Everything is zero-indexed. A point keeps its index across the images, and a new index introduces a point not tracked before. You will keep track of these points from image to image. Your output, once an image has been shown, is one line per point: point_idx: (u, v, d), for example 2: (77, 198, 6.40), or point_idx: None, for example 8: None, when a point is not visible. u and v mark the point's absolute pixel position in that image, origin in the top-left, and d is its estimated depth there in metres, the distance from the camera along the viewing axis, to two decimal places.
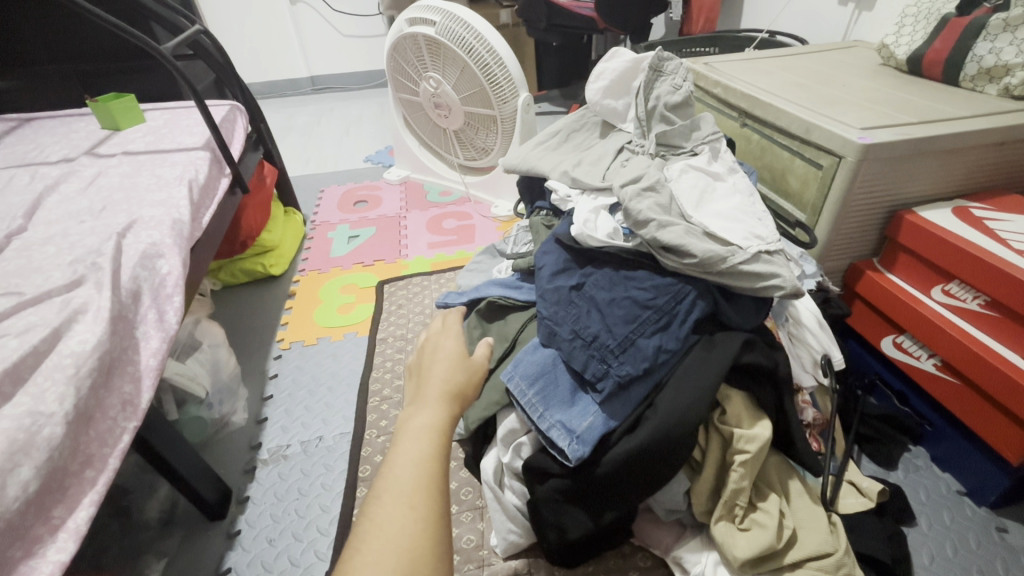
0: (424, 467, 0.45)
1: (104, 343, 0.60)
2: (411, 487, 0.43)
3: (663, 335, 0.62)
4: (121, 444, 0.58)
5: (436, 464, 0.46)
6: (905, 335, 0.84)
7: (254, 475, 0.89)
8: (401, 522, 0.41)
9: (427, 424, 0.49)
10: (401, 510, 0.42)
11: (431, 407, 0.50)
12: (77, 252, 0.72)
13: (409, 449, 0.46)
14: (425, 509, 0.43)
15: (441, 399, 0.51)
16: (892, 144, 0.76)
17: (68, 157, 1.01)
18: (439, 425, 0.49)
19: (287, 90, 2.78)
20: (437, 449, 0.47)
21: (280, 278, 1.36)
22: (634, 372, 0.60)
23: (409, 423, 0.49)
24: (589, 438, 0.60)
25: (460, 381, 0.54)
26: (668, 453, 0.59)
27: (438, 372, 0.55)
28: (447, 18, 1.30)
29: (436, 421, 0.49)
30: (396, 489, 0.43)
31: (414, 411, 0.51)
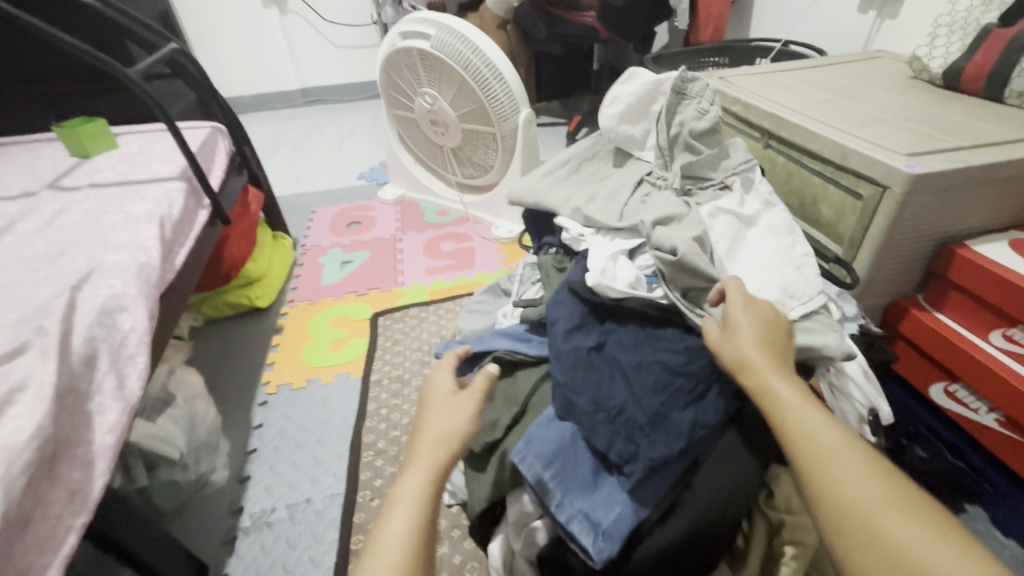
0: (407, 549, 0.41)
1: (45, 430, 0.51)
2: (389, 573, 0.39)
3: (699, 407, 0.52)
4: (64, 551, 0.49)
5: (419, 545, 0.42)
6: (958, 383, 0.75)
7: (234, 548, 0.79)
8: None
9: (414, 493, 0.44)
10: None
11: (417, 470, 0.46)
12: (24, 309, 0.64)
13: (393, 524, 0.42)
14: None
15: (433, 462, 0.47)
16: (945, 173, 0.67)
17: (29, 190, 0.93)
18: (426, 497, 0.44)
19: (277, 103, 2.69)
20: (423, 527, 0.43)
21: (268, 310, 1.27)
22: (667, 453, 0.50)
23: (396, 491, 0.45)
24: (615, 534, 0.50)
25: (460, 437, 0.49)
26: (707, 547, 0.52)
27: (434, 426, 0.50)
28: (443, 31, 1.22)
29: (425, 491, 0.45)
30: (371, 574, 0.39)
31: (404, 474, 0.46)
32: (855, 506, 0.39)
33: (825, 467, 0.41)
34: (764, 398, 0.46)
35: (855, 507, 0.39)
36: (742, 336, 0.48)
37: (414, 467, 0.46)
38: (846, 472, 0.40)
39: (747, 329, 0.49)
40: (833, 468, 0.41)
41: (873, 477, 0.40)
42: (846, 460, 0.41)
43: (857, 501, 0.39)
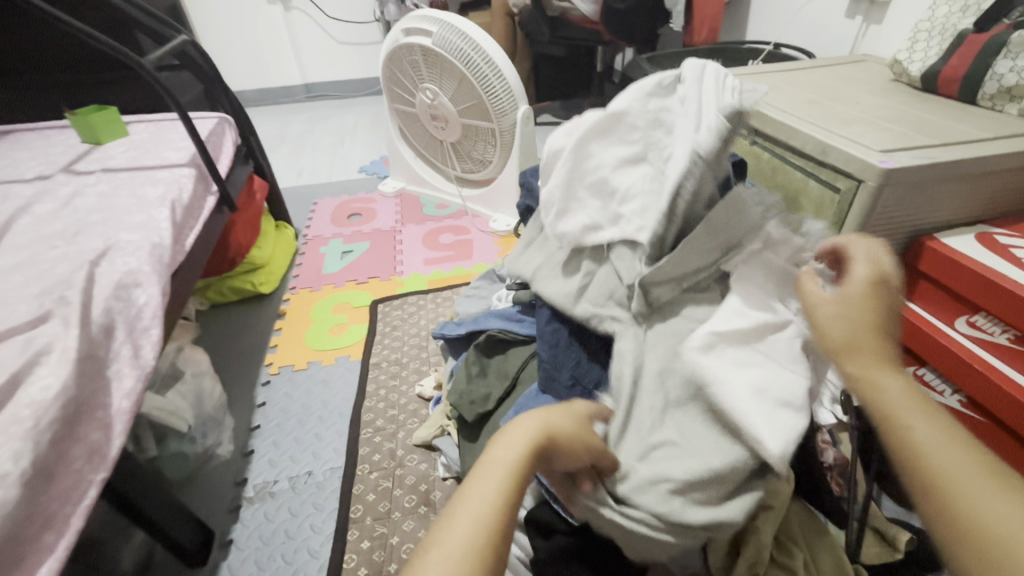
0: (492, 522, 0.36)
1: (69, 389, 0.55)
2: (468, 542, 0.35)
3: None
4: (87, 501, 0.53)
5: (504, 522, 0.36)
6: (927, 367, 0.79)
7: (239, 516, 0.83)
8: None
9: (507, 462, 0.39)
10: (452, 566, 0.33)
11: (517, 446, 0.40)
12: (46, 282, 0.67)
13: (480, 489, 0.37)
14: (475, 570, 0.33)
15: (530, 437, 0.41)
16: (915, 168, 0.71)
17: (44, 174, 0.96)
18: (520, 474, 0.39)
19: (280, 98, 2.72)
20: (513, 505, 0.37)
21: (270, 296, 1.31)
22: None
23: (489, 455, 0.40)
24: None
25: (559, 425, 0.43)
26: None
27: (540, 409, 0.44)
28: (445, 28, 1.26)
29: (520, 464, 0.39)
30: (453, 542, 0.35)
31: (496, 440, 0.41)
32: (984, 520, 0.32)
33: (940, 470, 0.34)
34: (867, 387, 0.39)
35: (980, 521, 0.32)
36: (838, 311, 0.43)
37: (512, 436, 0.41)
38: (953, 464, 0.34)
39: (853, 303, 0.43)
40: (952, 468, 0.34)
41: (999, 486, 0.32)
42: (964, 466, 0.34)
43: (987, 517, 0.32)
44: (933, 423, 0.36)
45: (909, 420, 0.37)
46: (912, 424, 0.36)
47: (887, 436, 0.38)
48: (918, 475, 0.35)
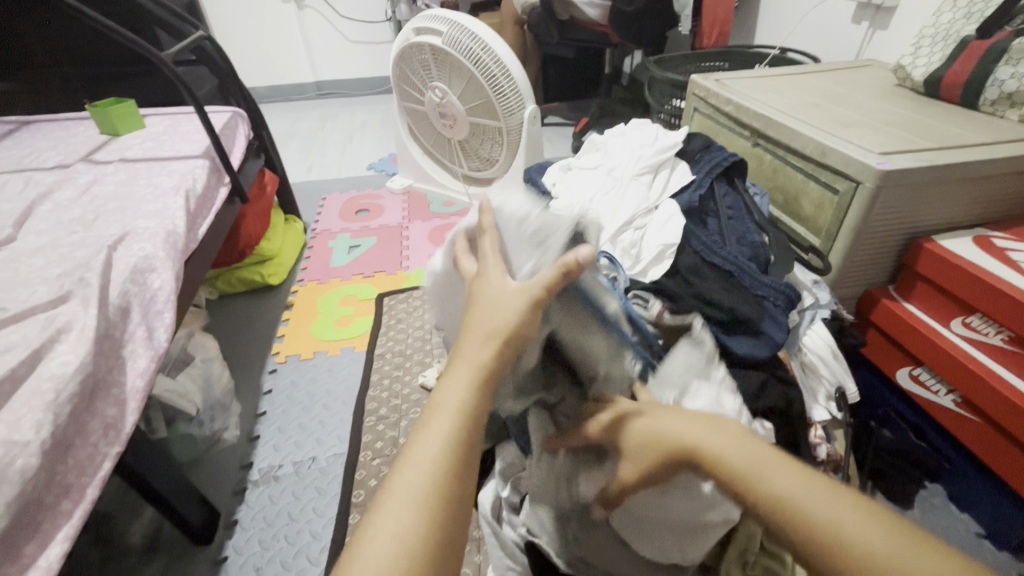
0: (450, 463, 0.38)
1: (87, 365, 0.57)
2: (429, 481, 0.37)
3: None
4: (102, 473, 0.55)
5: (459, 459, 0.38)
6: (922, 367, 0.80)
7: (244, 498, 0.86)
8: (406, 529, 0.35)
9: (459, 400, 0.40)
10: (415, 514, 0.36)
11: (463, 373, 0.41)
12: (65, 265, 0.70)
13: (431, 436, 0.39)
14: (440, 510, 0.36)
15: (481, 365, 0.41)
16: (912, 170, 0.73)
17: (63, 163, 0.99)
18: (473, 408, 0.40)
19: (291, 95, 2.75)
20: (468, 440, 0.39)
21: (278, 288, 1.34)
22: None
23: (439, 395, 0.41)
24: None
25: (510, 334, 0.42)
26: None
27: (487, 321, 0.43)
28: (455, 28, 1.28)
29: (471, 401, 0.40)
30: (407, 486, 0.37)
31: (447, 377, 0.42)
32: (876, 553, 0.34)
33: (822, 519, 0.37)
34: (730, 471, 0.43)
35: (877, 560, 0.34)
36: (665, 416, 0.48)
37: (463, 371, 0.41)
38: (826, 510, 0.37)
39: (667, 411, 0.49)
40: (827, 516, 0.37)
41: (862, 515, 0.36)
42: (838, 509, 0.37)
43: (873, 552, 0.34)
44: (793, 475, 0.40)
45: (772, 479, 0.40)
46: (775, 485, 0.39)
47: (767, 514, 0.39)
48: (809, 538, 0.37)
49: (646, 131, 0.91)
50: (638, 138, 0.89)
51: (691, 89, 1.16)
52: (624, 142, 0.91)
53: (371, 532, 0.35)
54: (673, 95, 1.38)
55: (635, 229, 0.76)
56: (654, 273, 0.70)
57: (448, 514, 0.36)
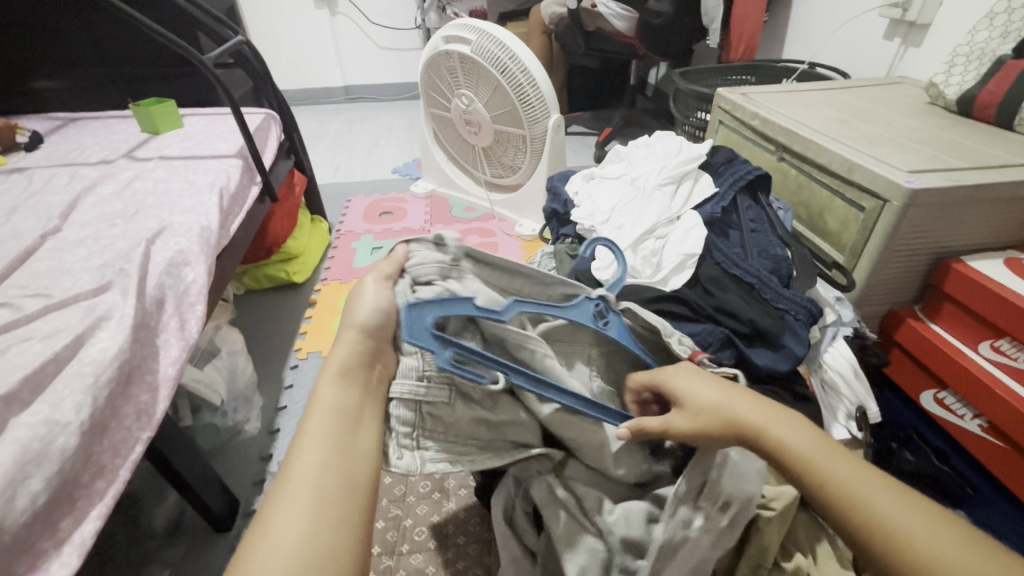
0: (338, 465, 0.38)
1: (125, 352, 0.60)
2: (316, 478, 0.37)
3: None
4: (133, 455, 0.57)
5: (346, 447, 0.40)
6: (948, 390, 0.78)
7: (263, 488, 0.88)
8: (303, 520, 0.35)
9: (338, 402, 0.42)
10: (305, 506, 0.36)
11: (334, 378, 0.43)
12: (107, 256, 0.74)
13: (311, 447, 0.39)
14: (336, 499, 0.37)
15: (351, 372, 0.44)
16: (941, 189, 0.72)
17: (107, 159, 1.04)
18: (350, 406, 0.42)
19: (320, 98, 2.82)
20: (349, 437, 0.40)
21: (302, 286, 1.37)
22: None
23: (314, 400, 0.42)
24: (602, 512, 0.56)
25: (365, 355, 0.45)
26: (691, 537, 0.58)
27: (342, 343, 0.45)
28: (483, 37, 1.31)
29: (350, 399, 0.42)
30: (299, 487, 0.37)
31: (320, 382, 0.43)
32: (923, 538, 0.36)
33: (881, 512, 0.37)
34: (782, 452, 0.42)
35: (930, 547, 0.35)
36: (714, 388, 0.47)
37: (332, 378, 0.43)
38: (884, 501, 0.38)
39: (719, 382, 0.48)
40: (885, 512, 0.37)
41: (905, 503, 0.38)
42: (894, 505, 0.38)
43: (927, 537, 0.36)
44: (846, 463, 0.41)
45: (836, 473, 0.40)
46: (831, 470, 0.40)
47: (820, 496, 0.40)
48: (869, 530, 0.37)
49: (670, 142, 0.91)
50: (661, 148, 0.90)
51: (716, 102, 1.16)
52: (647, 152, 0.91)
53: (257, 543, 0.34)
54: (697, 108, 1.38)
55: (657, 238, 0.77)
56: (675, 282, 0.71)
57: (339, 500, 0.37)
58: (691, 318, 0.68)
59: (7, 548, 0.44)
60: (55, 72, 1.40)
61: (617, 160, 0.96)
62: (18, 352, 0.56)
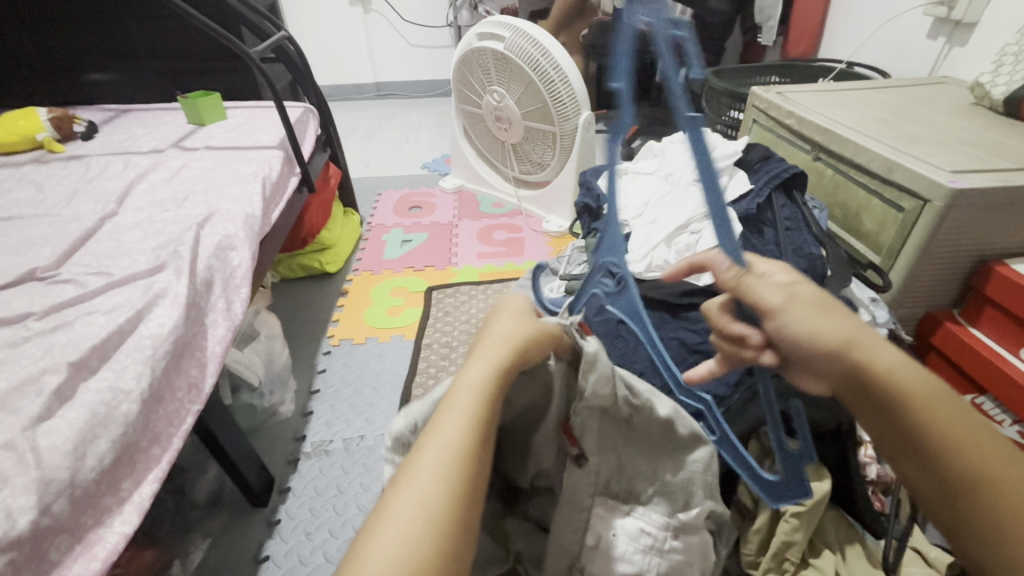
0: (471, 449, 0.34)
1: (179, 328, 0.64)
2: (450, 469, 0.33)
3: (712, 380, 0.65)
4: (185, 426, 0.60)
5: (482, 437, 0.35)
6: (986, 396, 0.76)
7: (296, 467, 0.91)
8: (427, 511, 0.31)
9: (479, 386, 0.38)
10: (439, 501, 0.31)
11: (486, 362, 0.39)
12: (160, 239, 0.78)
13: (449, 428, 0.35)
14: (461, 492, 0.32)
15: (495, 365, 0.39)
16: (986, 190, 0.70)
17: (158, 148, 1.09)
18: (491, 397, 0.38)
19: (352, 94, 2.88)
20: (485, 439, 0.36)
21: (335, 276, 1.41)
22: None
23: (461, 377, 0.39)
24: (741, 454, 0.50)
25: (510, 355, 0.41)
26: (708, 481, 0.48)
27: (489, 340, 0.42)
28: (517, 34, 1.32)
29: (494, 384, 0.38)
30: (433, 459, 0.33)
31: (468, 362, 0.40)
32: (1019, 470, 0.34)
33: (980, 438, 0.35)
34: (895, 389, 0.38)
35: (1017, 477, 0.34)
36: (804, 316, 0.41)
37: (478, 362, 0.39)
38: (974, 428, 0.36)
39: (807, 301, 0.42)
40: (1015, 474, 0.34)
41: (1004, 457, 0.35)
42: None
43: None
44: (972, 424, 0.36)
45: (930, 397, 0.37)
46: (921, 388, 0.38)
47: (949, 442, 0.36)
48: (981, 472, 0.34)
49: (705, 138, 0.91)
50: (696, 145, 0.90)
51: (751, 100, 1.16)
52: (681, 149, 0.92)
53: (385, 519, 0.30)
54: (730, 107, 1.37)
55: (690, 233, 0.76)
56: (708, 277, 0.71)
57: (471, 507, 0.32)
58: None
59: (78, 502, 0.47)
60: (109, 66, 1.47)
61: (650, 156, 0.97)
62: (85, 325, 0.60)
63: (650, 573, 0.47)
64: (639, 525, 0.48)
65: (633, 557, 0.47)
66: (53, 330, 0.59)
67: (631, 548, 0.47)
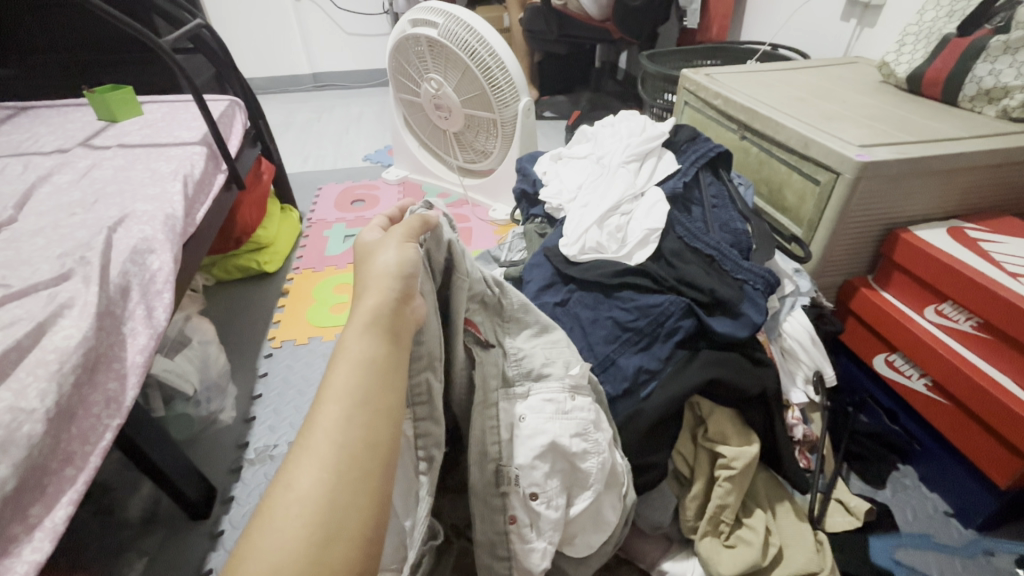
0: (362, 422, 0.33)
1: (90, 339, 0.59)
2: (337, 459, 0.31)
3: (644, 355, 0.66)
4: (103, 443, 0.56)
5: (383, 404, 0.34)
6: (897, 353, 0.82)
7: (239, 475, 0.88)
8: (316, 504, 0.29)
9: (365, 357, 0.36)
10: (320, 485, 0.30)
11: (365, 333, 0.37)
12: (67, 245, 0.72)
13: (329, 408, 0.33)
14: (357, 473, 0.31)
15: (380, 322, 0.37)
16: (889, 162, 0.75)
17: (63, 148, 1.01)
18: (381, 361, 0.36)
19: (288, 86, 2.76)
20: (375, 409, 0.34)
21: (274, 276, 1.35)
22: (613, 391, 0.65)
23: (341, 347, 0.36)
24: (745, 320, 0.66)
25: (396, 302, 0.39)
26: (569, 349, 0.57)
27: (372, 288, 0.39)
28: (451, 20, 1.29)
29: (380, 355, 0.36)
30: (318, 444, 0.31)
31: (347, 330, 0.37)
32: None
33: None
34: None
35: None
36: None
37: (361, 326, 0.37)
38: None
39: None
40: None
41: None
42: None
43: None
44: None
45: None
46: None
47: None
48: None
49: (634, 121, 0.92)
50: (625, 128, 0.91)
51: (681, 83, 1.19)
52: (612, 132, 0.93)
53: (269, 507, 0.29)
54: (664, 90, 1.41)
55: (621, 214, 0.78)
56: (639, 256, 0.72)
57: (368, 483, 0.31)
58: (653, 290, 0.69)
59: None
60: (4, 60, 1.34)
61: (584, 140, 0.98)
62: None
63: (564, 437, 0.50)
64: (542, 399, 0.51)
65: (545, 426, 0.50)
66: None
67: (555, 421, 0.50)
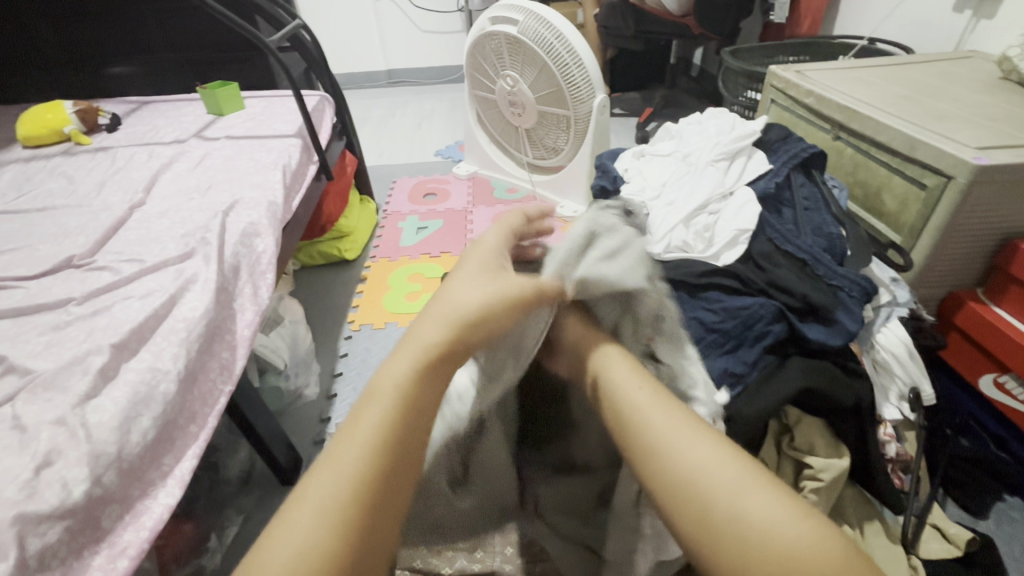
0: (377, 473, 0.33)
1: (210, 312, 0.66)
2: (343, 508, 0.31)
3: (730, 358, 0.64)
4: (219, 405, 0.63)
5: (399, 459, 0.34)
6: (1008, 374, 0.76)
7: (322, 447, 0.94)
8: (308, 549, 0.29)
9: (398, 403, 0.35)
10: (320, 531, 0.30)
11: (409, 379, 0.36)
12: (188, 226, 0.80)
13: (353, 450, 0.33)
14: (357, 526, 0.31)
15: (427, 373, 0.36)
16: (1011, 167, 0.69)
17: (180, 138, 1.11)
18: (412, 413, 0.35)
19: (364, 83, 2.88)
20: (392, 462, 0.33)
21: (353, 263, 1.43)
22: None
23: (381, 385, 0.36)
24: (840, 329, 0.63)
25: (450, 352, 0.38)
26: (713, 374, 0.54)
27: (431, 331, 0.38)
28: (530, 18, 1.31)
29: (414, 406, 0.35)
30: (332, 485, 0.31)
31: (396, 368, 0.37)
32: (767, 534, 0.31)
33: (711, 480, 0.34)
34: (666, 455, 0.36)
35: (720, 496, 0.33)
36: None
37: (407, 371, 0.36)
38: (765, 509, 0.32)
39: None
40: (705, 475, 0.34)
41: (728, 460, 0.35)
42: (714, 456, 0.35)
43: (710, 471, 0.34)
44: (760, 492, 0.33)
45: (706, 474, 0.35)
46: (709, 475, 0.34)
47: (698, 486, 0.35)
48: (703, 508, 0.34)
49: (723, 119, 0.90)
50: (713, 126, 0.89)
51: (768, 80, 1.14)
52: (699, 130, 0.91)
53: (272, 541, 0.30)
54: (747, 87, 1.36)
55: (708, 213, 0.77)
56: (727, 257, 0.71)
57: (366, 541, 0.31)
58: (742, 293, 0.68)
59: (125, 475, 0.50)
60: (130, 59, 1.49)
61: (668, 137, 0.97)
62: (121, 309, 0.63)
63: None
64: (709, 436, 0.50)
65: None
66: (92, 315, 0.62)
67: None
